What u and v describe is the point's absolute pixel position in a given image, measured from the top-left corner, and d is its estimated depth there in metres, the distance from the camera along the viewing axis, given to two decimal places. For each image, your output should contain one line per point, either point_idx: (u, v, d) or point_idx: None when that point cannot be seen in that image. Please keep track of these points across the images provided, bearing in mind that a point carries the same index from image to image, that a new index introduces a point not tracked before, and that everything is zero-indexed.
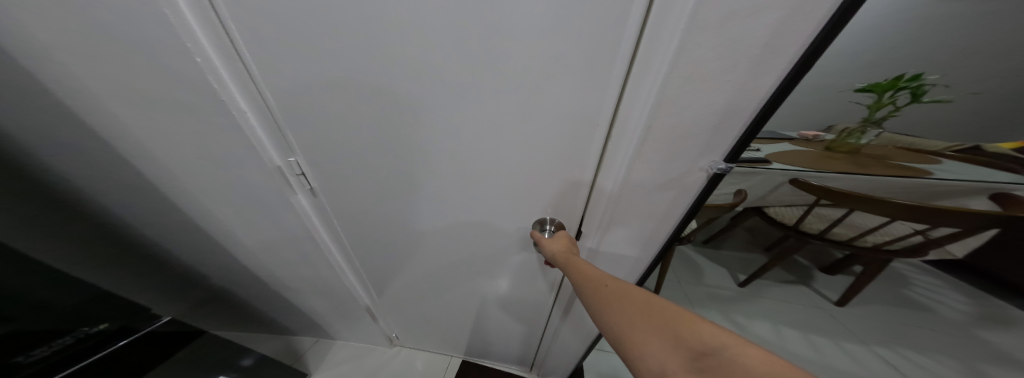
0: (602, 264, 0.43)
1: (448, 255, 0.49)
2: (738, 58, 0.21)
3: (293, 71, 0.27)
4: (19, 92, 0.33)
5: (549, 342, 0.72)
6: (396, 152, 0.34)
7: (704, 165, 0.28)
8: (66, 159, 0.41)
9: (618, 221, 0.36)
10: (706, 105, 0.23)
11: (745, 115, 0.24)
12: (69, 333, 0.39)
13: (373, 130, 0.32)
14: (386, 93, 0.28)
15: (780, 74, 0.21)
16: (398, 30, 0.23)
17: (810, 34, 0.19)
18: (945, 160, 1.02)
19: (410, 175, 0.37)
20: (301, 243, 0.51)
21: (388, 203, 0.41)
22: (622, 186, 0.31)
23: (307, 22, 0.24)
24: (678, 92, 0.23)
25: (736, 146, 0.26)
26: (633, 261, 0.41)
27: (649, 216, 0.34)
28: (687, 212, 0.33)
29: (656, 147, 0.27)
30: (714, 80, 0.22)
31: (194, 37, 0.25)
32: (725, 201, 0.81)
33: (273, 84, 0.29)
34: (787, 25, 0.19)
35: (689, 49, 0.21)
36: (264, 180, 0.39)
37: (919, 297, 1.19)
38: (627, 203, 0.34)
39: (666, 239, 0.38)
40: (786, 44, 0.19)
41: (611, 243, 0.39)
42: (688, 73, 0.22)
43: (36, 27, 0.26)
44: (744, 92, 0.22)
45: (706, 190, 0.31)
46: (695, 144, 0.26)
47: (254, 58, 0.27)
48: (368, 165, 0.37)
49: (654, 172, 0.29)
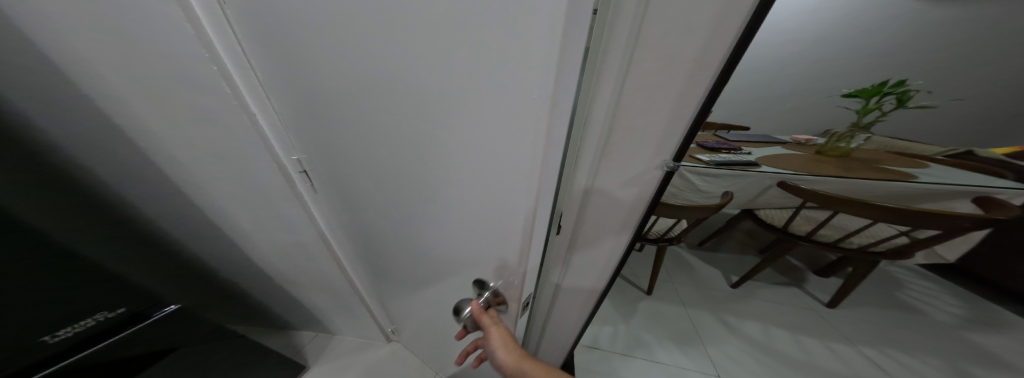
0: (579, 259, 0.46)
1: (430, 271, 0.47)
2: (675, 69, 0.24)
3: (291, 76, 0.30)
4: (59, 95, 0.37)
5: (539, 337, 0.75)
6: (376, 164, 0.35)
7: (659, 163, 0.30)
8: (97, 156, 0.45)
9: (589, 217, 0.38)
10: (653, 110, 0.26)
11: (688, 118, 0.26)
12: (88, 318, 0.42)
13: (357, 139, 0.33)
14: (359, 106, 0.29)
15: (708, 82, 0.24)
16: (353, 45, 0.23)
17: (727, 48, 0.22)
18: (934, 164, 1.04)
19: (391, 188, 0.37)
20: (301, 238, 0.54)
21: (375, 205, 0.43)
22: (591, 184, 0.34)
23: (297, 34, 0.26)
24: (629, 99, 0.26)
25: (682, 146, 0.29)
26: (607, 256, 0.44)
27: (616, 212, 0.37)
28: (649, 207, 0.36)
29: (616, 147, 0.30)
30: (658, 87, 0.25)
31: (213, 50, 0.29)
32: (713, 202, 0.83)
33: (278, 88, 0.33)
34: (712, 40, 0.21)
35: (634, 62, 0.24)
36: (268, 177, 0.42)
37: (911, 300, 1.19)
38: (597, 202, 0.36)
39: (634, 232, 0.40)
40: (710, 57, 0.22)
41: (586, 238, 0.42)
42: (635, 81, 0.25)
43: (80, 40, 0.30)
44: (684, 99, 0.25)
45: (664, 186, 0.33)
46: (648, 145, 0.29)
47: (264, 68, 0.31)
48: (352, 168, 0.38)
49: (617, 171, 0.32)
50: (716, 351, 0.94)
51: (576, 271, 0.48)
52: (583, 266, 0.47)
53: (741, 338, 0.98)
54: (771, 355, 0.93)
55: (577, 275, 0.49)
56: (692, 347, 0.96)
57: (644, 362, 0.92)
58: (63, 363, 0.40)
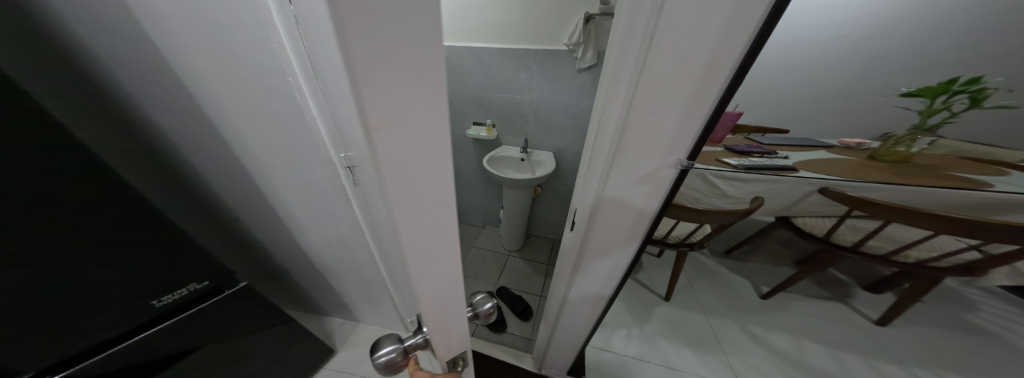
0: (591, 258, 0.47)
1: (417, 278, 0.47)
2: (686, 73, 0.25)
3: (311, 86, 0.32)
4: (175, 103, 0.46)
5: (553, 331, 0.80)
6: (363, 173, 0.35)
7: (673, 162, 0.31)
8: (193, 152, 0.54)
9: (601, 216, 0.39)
10: (666, 111, 0.28)
11: (701, 119, 0.28)
12: (181, 289, 0.50)
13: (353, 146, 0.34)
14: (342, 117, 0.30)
15: (721, 84, 0.25)
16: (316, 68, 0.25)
17: (739, 52, 0.23)
18: (1017, 171, 0.90)
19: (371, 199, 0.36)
20: (341, 228, 0.60)
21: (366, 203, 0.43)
22: (605, 183, 0.35)
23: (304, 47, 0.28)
24: (645, 100, 0.28)
25: (696, 146, 0.30)
26: (620, 255, 0.45)
27: (628, 212, 0.38)
28: (662, 207, 0.37)
29: (629, 147, 0.31)
30: (669, 89, 0.27)
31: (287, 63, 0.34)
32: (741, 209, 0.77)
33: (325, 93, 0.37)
34: (724, 42, 0.23)
35: (650, 65, 0.26)
36: (320, 173, 0.49)
37: (985, 325, 1.04)
38: (610, 203, 0.37)
39: (647, 233, 0.41)
40: (723, 59, 0.24)
41: (598, 239, 0.43)
42: (650, 82, 0.27)
43: (197, 59, 0.38)
44: (698, 97, 0.26)
45: (677, 184, 0.34)
46: (661, 144, 0.30)
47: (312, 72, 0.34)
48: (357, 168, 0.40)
49: (630, 169, 0.33)
50: (737, 362, 0.92)
51: (588, 269, 0.49)
52: (596, 264, 0.48)
53: (765, 350, 0.95)
54: (798, 369, 0.90)
55: (590, 272, 0.50)
56: (711, 356, 0.95)
57: (659, 367, 0.93)
58: (167, 322, 0.51)
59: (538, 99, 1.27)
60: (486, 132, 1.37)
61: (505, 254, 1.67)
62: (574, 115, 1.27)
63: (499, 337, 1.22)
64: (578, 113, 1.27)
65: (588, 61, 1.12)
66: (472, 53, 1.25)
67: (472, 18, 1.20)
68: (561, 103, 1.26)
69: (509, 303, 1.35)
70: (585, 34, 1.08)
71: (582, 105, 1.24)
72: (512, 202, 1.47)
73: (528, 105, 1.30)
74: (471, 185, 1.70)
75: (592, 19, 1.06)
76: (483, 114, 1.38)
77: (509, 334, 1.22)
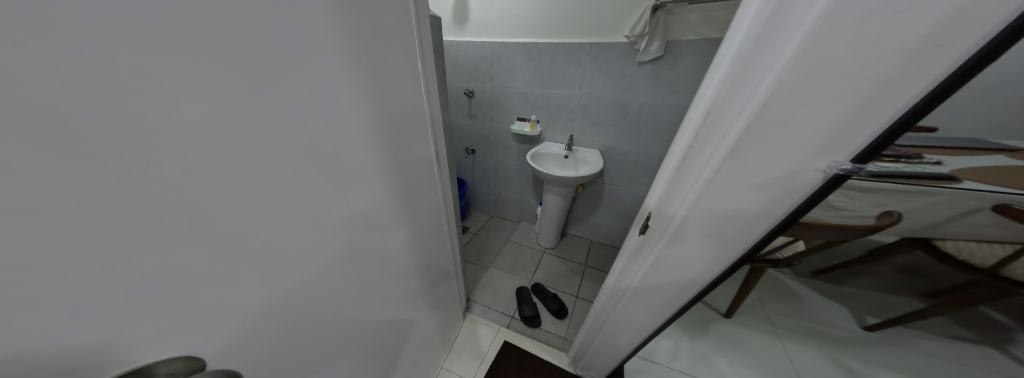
0: (670, 260, 0.45)
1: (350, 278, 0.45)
2: (888, 53, 0.20)
3: (338, 85, 0.33)
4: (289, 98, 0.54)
5: (599, 334, 0.80)
6: (316, 175, 0.34)
7: (823, 166, 0.27)
8: None
9: (697, 219, 0.37)
10: (830, 102, 0.24)
11: (892, 112, 0.23)
12: None
13: (317, 148, 0.33)
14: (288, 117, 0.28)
15: (949, 66, 0.20)
16: (258, 69, 0.25)
17: (988, 29, 0.18)
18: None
19: (316, 202, 0.35)
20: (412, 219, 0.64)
21: (363, 198, 0.42)
22: (708, 184, 0.33)
23: (302, 50, 0.28)
24: (794, 89, 0.24)
25: (869, 147, 0.25)
26: (711, 261, 0.41)
27: (735, 216, 0.34)
28: (791, 215, 0.32)
29: (752, 145, 0.28)
30: (842, 77, 0.22)
31: (366, 52, 0.36)
32: (864, 225, 0.61)
33: (375, 91, 0.39)
34: (955, 15, 0.18)
35: (821, 46, 0.22)
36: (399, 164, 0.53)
37: None
38: (706, 204, 0.35)
39: (756, 244, 0.37)
40: (953, 34, 0.19)
41: (682, 242, 0.41)
42: (811, 69, 0.23)
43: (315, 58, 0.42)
44: (888, 87, 0.22)
45: (822, 192, 0.29)
46: (811, 143, 0.26)
47: (373, 61, 0.38)
48: (358, 166, 0.40)
49: (751, 169, 0.30)
50: None
51: (662, 271, 0.48)
52: (672, 267, 0.46)
53: None
54: None
55: (669, 277, 0.48)
56: None
57: None
58: None
59: (588, 95, 1.22)
60: (530, 128, 1.36)
61: (540, 250, 1.66)
62: (628, 112, 1.20)
63: (533, 332, 1.21)
64: (632, 110, 1.19)
65: (652, 53, 1.04)
66: (523, 48, 1.24)
67: (527, 13, 1.18)
68: (615, 98, 1.19)
69: (544, 300, 1.34)
70: (651, 25, 1.00)
71: (639, 101, 1.16)
72: (553, 200, 1.44)
73: (578, 101, 1.25)
74: (510, 180, 1.71)
75: (663, 7, 0.97)
76: (529, 110, 1.37)
77: (544, 332, 1.21)
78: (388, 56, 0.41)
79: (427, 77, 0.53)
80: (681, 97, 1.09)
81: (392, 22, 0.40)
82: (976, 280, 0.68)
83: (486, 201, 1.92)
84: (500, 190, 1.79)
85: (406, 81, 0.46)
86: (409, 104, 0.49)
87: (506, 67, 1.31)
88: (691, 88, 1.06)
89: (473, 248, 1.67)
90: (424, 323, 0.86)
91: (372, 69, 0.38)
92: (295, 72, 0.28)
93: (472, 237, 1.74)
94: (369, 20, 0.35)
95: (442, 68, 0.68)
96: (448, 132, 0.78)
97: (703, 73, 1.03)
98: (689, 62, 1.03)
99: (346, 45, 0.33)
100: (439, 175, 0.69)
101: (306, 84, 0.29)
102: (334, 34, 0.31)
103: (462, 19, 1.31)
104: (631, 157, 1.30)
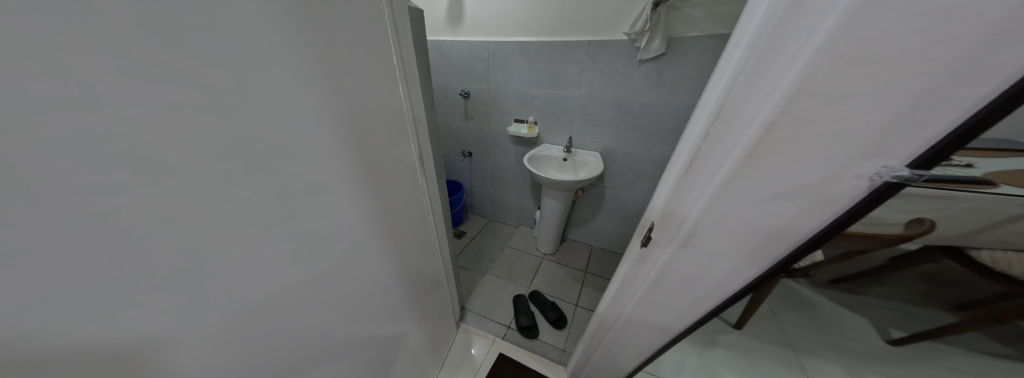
0: (675, 274, 0.40)
1: (302, 294, 0.41)
2: (957, 26, 0.15)
3: (268, 80, 0.29)
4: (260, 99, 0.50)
5: (599, 349, 0.74)
6: (241, 184, 0.29)
7: (866, 173, 0.21)
8: None
9: (707, 230, 0.32)
10: (875, 92, 0.18)
11: (964, 103, 0.17)
12: None
13: (242, 154, 0.28)
14: (190, 117, 0.24)
15: None
16: (138, 60, 0.20)
17: None
18: None
19: (243, 215, 0.30)
20: (401, 225, 0.60)
21: (310, 208, 0.38)
22: (718, 193, 0.28)
23: (207, 39, 0.23)
24: (827, 79, 0.19)
25: (935, 148, 0.18)
26: (723, 279, 0.36)
27: (752, 229, 0.29)
28: (825, 231, 0.26)
29: (773, 148, 0.23)
30: (889, 61, 0.17)
31: (322, 38, 0.34)
32: (890, 235, 0.55)
33: (319, 88, 0.35)
34: None
35: (865, 23, 0.17)
36: (378, 167, 0.49)
37: None
38: (717, 215, 0.30)
39: (779, 263, 0.31)
40: None
41: (689, 255, 0.36)
42: (849, 54, 0.18)
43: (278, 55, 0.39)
44: (963, 72, 0.16)
45: (866, 203, 0.23)
46: (850, 145, 0.20)
47: (328, 49, 0.35)
48: (300, 173, 0.35)
49: (771, 177, 0.24)
50: None
51: (667, 286, 0.43)
52: (678, 282, 0.41)
53: None
54: None
55: (675, 293, 0.43)
56: None
57: None
58: None
59: (588, 95, 1.18)
60: (527, 131, 1.31)
61: (539, 256, 1.60)
62: (628, 112, 1.15)
63: (530, 344, 1.15)
64: (634, 111, 1.14)
65: (653, 51, 0.99)
66: (519, 48, 1.20)
67: (523, 10, 1.14)
68: (615, 98, 1.14)
69: (542, 309, 1.28)
70: (652, 22, 0.96)
71: (640, 101, 1.11)
72: (551, 204, 1.38)
73: (576, 101, 1.21)
74: (508, 183, 1.66)
75: (663, 2, 0.92)
76: (526, 111, 1.33)
77: (542, 343, 1.16)
78: (336, 49, 0.36)
79: (397, 74, 0.49)
80: (684, 97, 1.05)
81: (342, 12, 0.36)
82: (1014, 294, 0.61)
83: (483, 205, 1.87)
84: (498, 193, 1.74)
85: (367, 78, 0.42)
86: (373, 104, 0.44)
87: (502, 67, 1.27)
88: (695, 87, 1.01)
89: (470, 253, 1.62)
90: (411, 337, 0.81)
91: (313, 64, 0.33)
92: (199, 65, 0.23)
93: (469, 242, 1.69)
94: (305, 7, 0.31)
95: (425, 65, 0.63)
96: (433, 133, 0.73)
97: (706, 72, 0.98)
98: (693, 60, 0.98)
99: (273, 35, 0.28)
100: (423, 178, 0.65)
101: (219, 79, 0.25)
102: (256, 22, 0.27)
103: (456, 18, 1.27)
104: (632, 159, 1.25)
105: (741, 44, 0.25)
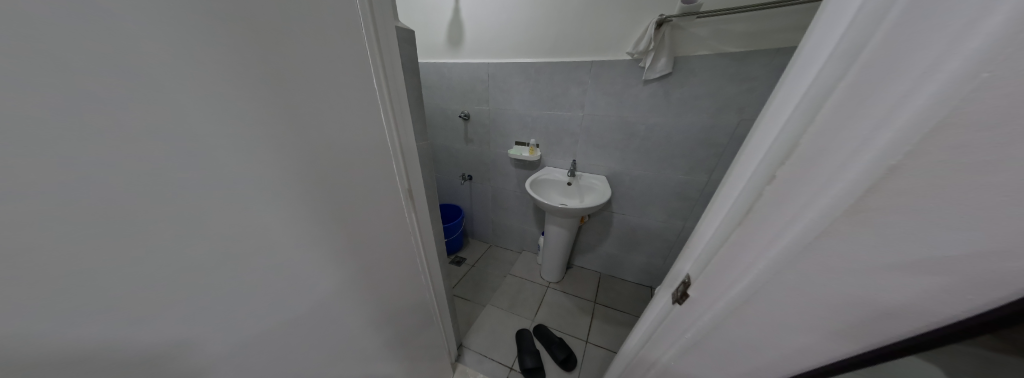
0: (723, 338, 0.32)
1: (247, 358, 0.33)
2: None
3: (209, 111, 0.24)
4: None
5: None
6: (138, 234, 0.23)
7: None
8: None
9: (770, 290, 0.25)
10: None
11: None
12: None
13: (140, 194, 0.22)
14: (52, 149, 0.18)
15: None
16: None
17: None
18: None
19: (137, 273, 0.23)
20: (384, 265, 0.53)
21: (255, 260, 0.31)
22: (788, 247, 0.21)
23: (73, 54, 0.18)
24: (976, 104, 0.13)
25: None
26: (790, 357, 0.27)
27: (844, 301, 0.21)
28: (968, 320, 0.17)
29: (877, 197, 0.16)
30: None
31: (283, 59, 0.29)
32: None
33: (265, 116, 0.29)
34: None
35: None
36: (354, 203, 0.42)
37: None
38: (789, 275, 0.23)
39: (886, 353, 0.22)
40: None
41: (744, 317, 0.28)
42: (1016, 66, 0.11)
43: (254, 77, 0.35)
44: None
45: None
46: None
47: (291, 71, 0.30)
48: (242, 216, 0.29)
49: (884, 239, 0.17)
50: None
51: (714, 351, 0.34)
52: (725, 348, 0.32)
53: None
54: None
55: (722, 363, 0.34)
56: None
57: None
58: None
59: (590, 116, 1.14)
60: (528, 153, 1.27)
61: (544, 285, 1.49)
62: (634, 134, 1.10)
63: None
64: (640, 133, 1.09)
65: (659, 70, 0.96)
66: (519, 69, 1.18)
67: (522, 34, 1.14)
68: (619, 118, 1.10)
69: (548, 347, 1.15)
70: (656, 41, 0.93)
71: (647, 122, 1.06)
72: (555, 229, 1.30)
73: (579, 122, 1.16)
74: (510, 207, 1.58)
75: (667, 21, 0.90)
76: (528, 133, 1.29)
77: None
78: (295, 71, 0.31)
79: (376, 99, 0.43)
80: (694, 118, 1.00)
81: (308, 29, 0.31)
82: None
83: (484, 229, 1.78)
84: (499, 217, 1.66)
85: (338, 104, 0.37)
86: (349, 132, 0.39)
87: (503, 88, 1.25)
88: (705, 108, 0.97)
89: (470, 282, 1.50)
90: None
91: (268, 91, 0.28)
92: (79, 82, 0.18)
93: (469, 270, 1.58)
94: (242, 19, 0.25)
95: (418, 89, 0.59)
96: (426, 160, 0.67)
97: (717, 91, 0.94)
98: (702, 79, 0.94)
99: (188, 49, 0.22)
100: (411, 211, 0.58)
101: (96, 102, 0.19)
102: (159, 36, 0.21)
103: (456, 41, 1.26)
104: (641, 183, 1.18)
105: (823, 54, 0.19)
